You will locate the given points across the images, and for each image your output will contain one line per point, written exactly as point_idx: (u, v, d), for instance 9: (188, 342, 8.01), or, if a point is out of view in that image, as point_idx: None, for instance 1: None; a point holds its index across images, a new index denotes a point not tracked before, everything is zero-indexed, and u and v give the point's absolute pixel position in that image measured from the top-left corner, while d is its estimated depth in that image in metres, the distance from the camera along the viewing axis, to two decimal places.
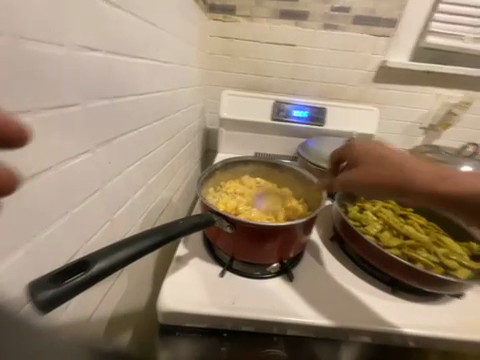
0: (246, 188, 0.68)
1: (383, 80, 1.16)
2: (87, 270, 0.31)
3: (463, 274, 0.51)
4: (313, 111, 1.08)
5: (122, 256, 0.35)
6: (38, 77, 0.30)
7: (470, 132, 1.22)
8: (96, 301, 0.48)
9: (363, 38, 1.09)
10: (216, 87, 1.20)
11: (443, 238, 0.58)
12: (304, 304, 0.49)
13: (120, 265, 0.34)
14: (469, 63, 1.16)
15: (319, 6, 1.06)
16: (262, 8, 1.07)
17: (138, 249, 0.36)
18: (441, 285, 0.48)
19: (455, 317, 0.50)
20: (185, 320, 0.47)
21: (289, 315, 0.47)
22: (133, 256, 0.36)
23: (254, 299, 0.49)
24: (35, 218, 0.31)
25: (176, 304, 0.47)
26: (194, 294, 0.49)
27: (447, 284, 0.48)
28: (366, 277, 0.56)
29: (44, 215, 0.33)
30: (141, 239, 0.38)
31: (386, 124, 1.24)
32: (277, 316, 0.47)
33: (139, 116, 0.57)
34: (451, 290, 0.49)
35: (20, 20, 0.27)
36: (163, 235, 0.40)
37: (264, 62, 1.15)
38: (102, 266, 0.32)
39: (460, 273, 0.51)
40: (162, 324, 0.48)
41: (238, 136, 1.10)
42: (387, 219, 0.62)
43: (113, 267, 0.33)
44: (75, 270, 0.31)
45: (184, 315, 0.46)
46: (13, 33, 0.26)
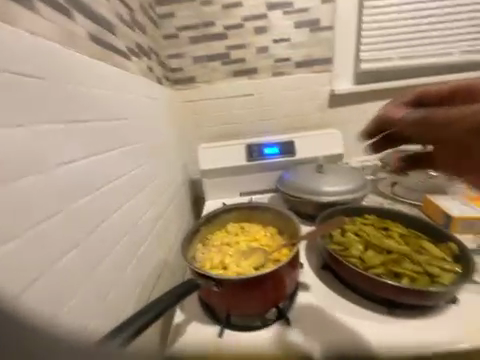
0: (232, 236, 0.71)
1: (337, 105, 1.30)
2: None
3: (447, 279, 0.53)
4: (282, 145, 1.17)
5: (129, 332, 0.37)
6: (22, 204, 0.35)
7: None
8: None
9: (308, 77, 1.26)
10: (193, 142, 1.33)
11: (424, 244, 0.61)
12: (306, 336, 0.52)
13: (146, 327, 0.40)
14: (405, 75, 1.32)
15: (264, 61, 1.24)
16: (217, 72, 1.25)
17: (156, 311, 0.42)
18: (431, 297, 0.50)
19: (454, 325, 0.52)
20: None
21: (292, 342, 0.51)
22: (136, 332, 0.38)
23: (257, 336, 0.53)
24: None
25: (184, 340, 0.53)
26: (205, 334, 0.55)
27: (435, 295, 0.50)
28: (362, 302, 0.58)
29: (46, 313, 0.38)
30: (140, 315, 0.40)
31: (352, 140, 1.35)
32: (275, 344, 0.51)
33: (120, 197, 0.63)
34: (443, 299, 0.51)
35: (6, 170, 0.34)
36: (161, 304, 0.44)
37: (230, 113, 1.30)
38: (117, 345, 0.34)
39: (444, 278, 0.53)
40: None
41: (221, 182, 1.18)
42: (368, 237, 0.64)
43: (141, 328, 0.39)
44: None
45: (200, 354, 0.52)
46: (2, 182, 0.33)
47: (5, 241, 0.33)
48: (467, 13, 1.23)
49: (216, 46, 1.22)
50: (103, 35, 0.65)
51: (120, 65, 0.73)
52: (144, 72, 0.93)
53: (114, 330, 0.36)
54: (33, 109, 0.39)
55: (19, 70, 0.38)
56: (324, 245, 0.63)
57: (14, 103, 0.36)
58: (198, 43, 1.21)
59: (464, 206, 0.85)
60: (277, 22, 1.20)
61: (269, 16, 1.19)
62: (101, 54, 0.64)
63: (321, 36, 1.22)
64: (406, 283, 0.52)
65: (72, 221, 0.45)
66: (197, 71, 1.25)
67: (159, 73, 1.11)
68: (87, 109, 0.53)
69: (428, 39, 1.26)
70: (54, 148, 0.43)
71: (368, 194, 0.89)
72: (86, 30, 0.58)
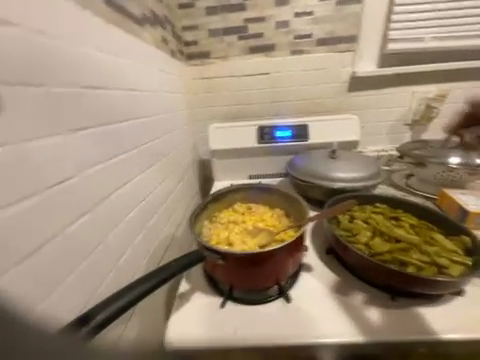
0: (239, 215, 0.72)
1: (357, 89, 1.23)
2: (106, 307, 0.38)
3: (456, 271, 0.51)
4: (296, 128, 1.13)
5: (134, 294, 0.42)
6: (33, 166, 0.36)
7: (456, 120, 1.24)
8: (117, 335, 0.53)
9: (329, 56, 1.18)
10: (204, 121, 1.30)
11: (435, 235, 0.59)
12: (305, 316, 0.53)
13: (147, 293, 0.44)
14: (436, 59, 1.21)
15: (283, 37, 1.17)
16: (233, 48, 1.19)
17: (155, 280, 0.46)
18: (436, 286, 0.49)
19: (458, 315, 0.51)
20: (188, 351, 0.51)
21: (292, 323, 0.52)
22: (142, 294, 0.43)
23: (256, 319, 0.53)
24: (54, 274, 0.39)
25: (178, 327, 0.53)
26: (195, 326, 0.53)
27: (441, 285, 0.49)
28: (365, 287, 0.58)
29: (61, 270, 0.40)
30: (146, 280, 0.44)
31: (370, 127, 1.29)
32: (273, 325, 0.51)
33: (130, 169, 0.64)
34: (449, 290, 0.50)
35: (18, 129, 0.34)
36: (161, 275, 0.46)
37: (243, 92, 1.25)
38: (117, 306, 0.39)
39: (454, 270, 0.52)
40: (171, 354, 0.52)
41: (230, 163, 1.17)
42: (377, 225, 0.63)
43: (141, 294, 0.43)
44: (99, 308, 0.38)
45: (186, 347, 0.50)
46: (18, 140, 0.34)
47: (20, 200, 0.34)
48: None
49: (233, 19, 1.15)
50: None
51: (133, 32, 0.70)
52: (158, 43, 0.90)
53: (121, 292, 0.41)
54: (48, 70, 0.39)
55: (32, 26, 0.36)
56: (330, 230, 0.63)
57: (29, 62, 0.36)
58: (214, 15, 1.15)
59: None
60: None
61: None
62: (115, 18, 0.61)
63: (348, 10, 1.12)
64: (412, 272, 0.51)
65: (83, 187, 0.46)
66: (212, 46, 1.19)
67: (173, 45, 1.07)
68: (100, 77, 0.52)
69: (469, 17, 1.13)
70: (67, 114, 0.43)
71: (381, 183, 0.86)
72: None
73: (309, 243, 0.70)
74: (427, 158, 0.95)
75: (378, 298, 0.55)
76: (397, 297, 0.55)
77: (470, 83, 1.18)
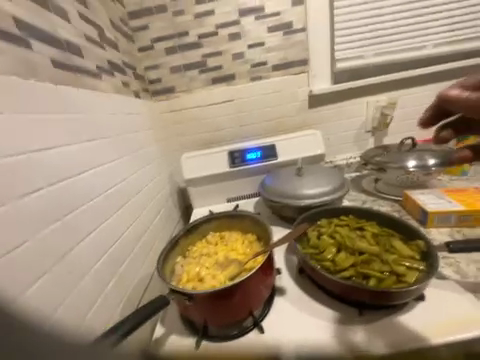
0: (211, 247, 0.73)
1: (316, 105, 1.32)
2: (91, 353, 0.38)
3: (413, 277, 0.54)
4: (264, 149, 1.17)
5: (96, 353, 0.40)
6: None
7: (409, 122, 1.35)
8: None
9: (286, 79, 1.27)
10: (177, 151, 1.34)
11: (394, 243, 0.62)
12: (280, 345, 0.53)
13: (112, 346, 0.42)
14: (382, 71, 1.33)
15: (241, 67, 1.25)
16: (195, 81, 1.26)
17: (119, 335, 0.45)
18: (396, 297, 0.51)
19: (423, 321, 0.53)
20: None
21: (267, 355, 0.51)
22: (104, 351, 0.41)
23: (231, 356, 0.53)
24: None
25: None
26: None
27: (399, 295, 0.51)
28: (335, 304, 0.59)
29: None
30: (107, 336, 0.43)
31: (335, 138, 1.36)
32: None
33: (95, 218, 0.64)
34: (408, 298, 0.52)
35: None
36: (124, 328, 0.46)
37: (211, 120, 1.31)
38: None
39: (410, 276, 0.54)
40: None
41: (206, 189, 1.19)
42: (341, 239, 0.66)
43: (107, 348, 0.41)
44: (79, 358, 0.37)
45: None
46: None
47: None
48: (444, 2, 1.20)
49: (192, 56, 1.23)
50: (69, 59, 0.66)
51: (89, 84, 0.74)
52: (119, 89, 0.94)
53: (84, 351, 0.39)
54: None
55: None
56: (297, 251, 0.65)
57: None
58: (174, 54, 1.22)
59: (441, 200, 0.85)
60: (251, 27, 1.19)
61: (242, 22, 1.18)
62: (67, 78, 0.64)
63: (296, 38, 1.22)
64: (372, 285, 0.53)
65: (38, 250, 0.46)
66: (176, 82, 1.26)
67: (137, 86, 1.12)
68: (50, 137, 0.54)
69: (406, 31, 1.23)
70: (14, 182, 0.43)
71: (346, 194, 0.90)
72: (46, 56, 0.58)
73: (283, 265, 0.71)
74: (386, 164, 1.02)
75: (348, 314, 0.56)
76: (365, 311, 0.56)
77: (415, 89, 1.30)
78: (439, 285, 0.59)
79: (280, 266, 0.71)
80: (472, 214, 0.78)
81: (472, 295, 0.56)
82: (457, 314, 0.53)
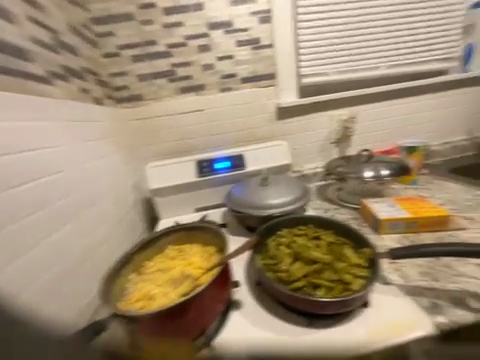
0: (169, 261, 0.70)
1: (285, 116, 1.37)
2: None
3: (357, 285, 0.57)
4: (232, 159, 1.18)
5: None
6: None
7: (370, 136, 1.43)
8: None
9: (254, 92, 1.31)
10: (145, 160, 1.29)
11: (345, 251, 0.65)
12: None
13: None
14: (343, 87, 1.41)
15: (211, 77, 1.26)
16: (164, 89, 1.25)
17: None
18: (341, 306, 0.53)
19: (366, 328, 0.55)
20: None
21: None
22: None
23: None
24: None
25: None
26: None
27: (344, 304, 0.53)
28: (288, 315, 0.60)
29: None
30: None
31: (302, 148, 1.42)
32: None
33: (38, 232, 0.60)
34: (351, 306, 0.54)
35: None
36: None
37: (181, 129, 1.30)
38: None
39: (355, 284, 0.57)
40: None
41: (174, 199, 1.16)
42: (298, 249, 0.67)
43: None
44: None
45: None
46: None
47: None
48: (398, 28, 1.32)
49: (160, 64, 1.22)
50: (12, 64, 0.62)
51: (36, 91, 0.69)
52: (76, 95, 0.89)
53: None
54: None
55: None
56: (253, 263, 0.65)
57: None
58: (141, 62, 1.20)
59: (392, 207, 0.91)
60: (220, 40, 1.22)
61: (211, 35, 1.21)
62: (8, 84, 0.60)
63: (263, 53, 1.26)
64: (321, 296, 0.55)
65: None
66: (144, 89, 1.23)
67: (99, 93, 1.08)
68: None
69: (366, 51, 1.32)
70: None
71: (307, 203, 0.95)
72: None
73: (242, 276, 0.71)
74: (347, 174, 1.10)
75: (298, 325, 0.57)
76: (314, 321, 0.58)
77: (374, 105, 1.40)
78: (385, 290, 0.63)
79: (239, 277, 0.70)
80: (417, 221, 0.84)
81: (412, 298, 0.60)
82: (398, 320, 0.56)
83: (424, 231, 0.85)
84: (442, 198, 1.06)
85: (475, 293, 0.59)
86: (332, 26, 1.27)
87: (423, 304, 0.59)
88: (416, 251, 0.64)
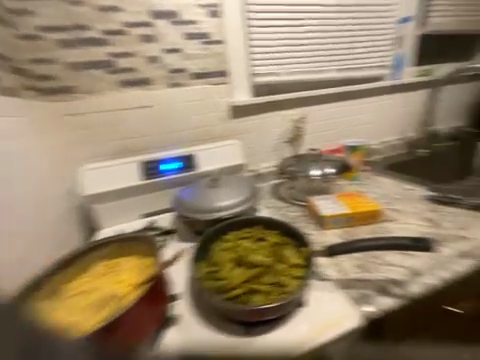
0: (101, 280, 0.66)
1: (239, 115, 1.35)
2: None
3: (293, 286, 0.57)
4: (183, 159, 1.11)
5: None
6: None
7: (318, 136, 1.52)
8: None
9: (206, 89, 1.25)
10: (81, 161, 1.13)
11: (286, 252, 0.65)
12: None
13: None
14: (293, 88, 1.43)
15: (157, 71, 1.16)
16: (102, 82, 1.10)
17: None
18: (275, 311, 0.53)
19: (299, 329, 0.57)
20: None
21: None
22: None
23: None
24: None
25: None
26: None
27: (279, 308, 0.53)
28: (227, 326, 0.58)
29: None
30: None
31: (257, 148, 1.43)
32: None
33: None
34: (285, 309, 0.54)
35: None
36: None
37: (125, 127, 1.17)
38: None
39: (292, 285, 0.58)
40: None
41: (116, 205, 1.05)
42: (240, 255, 0.65)
43: None
44: None
45: None
46: None
47: None
48: (342, 35, 1.40)
49: (96, 53, 1.07)
50: None
51: None
52: None
53: None
54: None
55: None
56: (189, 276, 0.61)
57: None
58: (70, 48, 1.03)
59: (335, 204, 0.96)
60: (165, 31, 1.12)
61: (155, 24, 1.11)
62: None
63: (213, 48, 1.21)
64: (256, 303, 0.54)
65: None
66: (75, 80, 1.07)
67: (13, 83, 0.90)
68: None
69: (315, 54, 1.38)
70: None
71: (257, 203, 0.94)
72: None
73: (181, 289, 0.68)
74: (296, 173, 1.14)
75: (236, 335, 0.56)
76: (252, 328, 0.57)
77: (321, 106, 1.47)
78: (321, 286, 0.65)
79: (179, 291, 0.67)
80: (354, 216, 0.91)
81: (345, 291, 0.64)
82: (329, 316, 0.58)
83: (361, 224, 0.92)
84: (378, 193, 1.16)
85: (397, 280, 0.66)
86: (283, 27, 1.28)
87: (354, 295, 0.63)
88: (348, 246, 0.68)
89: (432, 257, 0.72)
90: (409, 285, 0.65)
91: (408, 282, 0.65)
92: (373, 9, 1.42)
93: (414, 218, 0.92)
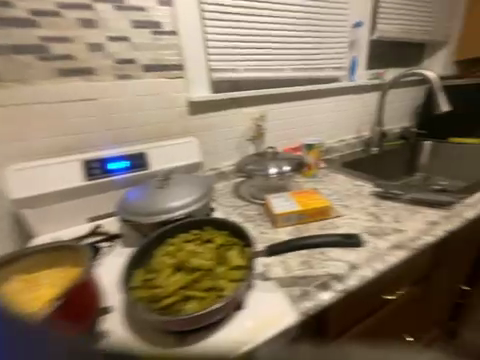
0: (21, 294, 0.61)
1: (197, 112, 1.29)
2: None
3: (229, 289, 0.55)
4: (132, 159, 1.04)
5: None
6: None
7: (279, 134, 1.54)
8: None
9: (160, 82, 1.17)
10: (10, 161, 0.99)
11: (229, 255, 0.64)
12: None
13: None
14: (250, 86, 1.45)
15: (101, 61, 1.05)
16: (32, 69, 0.96)
17: None
18: (206, 317, 0.50)
19: (231, 333, 0.56)
20: None
21: None
22: None
23: None
24: None
25: None
26: None
27: (210, 314, 0.51)
28: (160, 337, 0.55)
29: None
30: None
31: (218, 146, 1.40)
32: None
33: None
34: (218, 315, 0.52)
35: None
36: None
37: (64, 121, 1.05)
38: None
39: (228, 289, 0.56)
40: None
41: (54, 210, 0.95)
42: (180, 260, 0.62)
43: None
44: None
45: None
46: None
47: None
48: (300, 35, 1.43)
49: (23, 36, 0.93)
50: None
51: None
52: None
53: None
54: None
55: None
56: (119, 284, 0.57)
57: None
58: None
59: (288, 202, 0.97)
60: (109, 16, 1.02)
61: (96, 8, 1.00)
62: None
63: (165, 40, 1.14)
64: (188, 310, 0.51)
65: None
66: None
67: None
68: None
69: (274, 53, 1.38)
70: None
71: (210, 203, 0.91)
72: None
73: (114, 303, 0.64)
74: (254, 171, 1.13)
75: (167, 346, 0.54)
76: (186, 336, 0.55)
77: (282, 105, 1.49)
78: (261, 287, 0.65)
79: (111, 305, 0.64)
80: (305, 213, 0.93)
81: (286, 290, 0.64)
82: (262, 316, 0.58)
83: (311, 221, 0.94)
84: (331, 190, 1.22)
85: (336, 275, 0.68)
86: (241, 22, 1.25)
87: (295, 293, 0.63)
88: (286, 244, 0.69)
89: (370, 250, 0.76)
90: (348, 279, 0.67)
91: (346, 276, 0.67)
92: (329, 11, 1.47)
93: (360, 213, 0.98)
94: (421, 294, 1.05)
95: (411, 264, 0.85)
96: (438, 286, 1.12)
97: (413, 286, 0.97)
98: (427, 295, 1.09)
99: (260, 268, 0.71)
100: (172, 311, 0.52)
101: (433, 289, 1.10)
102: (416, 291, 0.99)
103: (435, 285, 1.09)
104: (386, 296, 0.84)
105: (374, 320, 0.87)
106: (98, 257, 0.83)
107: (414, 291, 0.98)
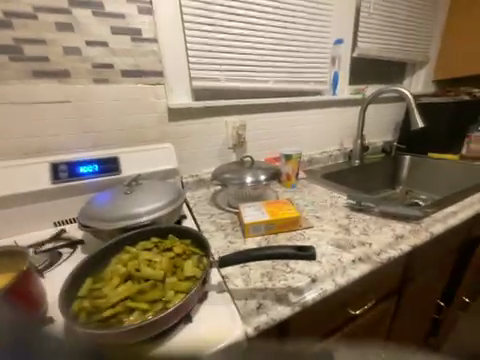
0: None
1: (177, 118, 1.29)
2: None
3: (176, 301, 0.54)
4: (103, 163, 1.03)
5: None
6: None
7: (261, 143, 1.55)
8: None
9: (139, 87, 1.17)
10: None
11: (184, 265, 0.62)
12: None
13: None
14: (230, 95, 1.49)
15: (78, 64, 1.05)
16: (3, 69, 0.95)
17: None
18: (145, 330, 0.49)
19: (173, 347, 0.53)
20: None
21: None
22: None
23: None
24: None
25: None
26: None
27: (151, 327, 0.49)
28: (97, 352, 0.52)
29: None
30: None
31: (198, 153, 1.39)
32: None
33: None
34: (159, 328, 0.50)
35: None
36: None
37: (35, 123, 1.03)
38: None
39: (175, 300, 0.54)
40: None
41: (14, 213, 0.91)
42: (132, 269, 0.60)
43: None
44: None
45: None
46: None
47: None
48: (281, 48, 1.47)
49: None
50: None
51: None
52: None
53: None
54: None
55: None
56: (61, 293, 0.54)
57: None
58: None
59: (259, 211, 0.97)
60: (87, 21, 1.03)
61: (75, 12, 1.01)
62: None
63: (146, 47, 1.15)
64: (128, 322, 0.50)
65: None
66: None
67: None
68: None
69: (255, 64, 1.42)
70: None
71: (178, 211, 0.89)
72: None
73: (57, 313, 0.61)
74: (229, 180, 1.13)
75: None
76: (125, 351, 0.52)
77: (263, 115, 1.51)
78: (215, 300, 0.63)
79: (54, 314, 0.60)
80: (275, 223, 0.92)
81: (242, 303, 0.62)
82: (209, 330, 0.56)
83: (281, 231, 0.93)
84: (307, 201, 1.22)
85: (295, 287, 0.66)
86: (223, 34, 1.29)
87: (250, 306, 0.61)
88: (249, 255, 0.74)
89: (334, 262, 0.75)
90: (306, 292, 0.66)
91: (305, 289, 0.66)
92: (310, 28, 1.52)
93: (330, 225, 0.98)
94: (393, 308, 1.04)
95: (377, 278, 0.85)
96: (412, 300, 1.12)
97: (384, 300, 0.96)
98: (400, 309, 1.08)
99: (219, 279, 0.69)
100: (113, 323, 0.50)
101: (406, 304, 1.09)
102: (387, 305, 0.98)
103: (408, 299, 1.08)
104: (352, 311, 0.83)
105: (341, 335, 0.85)
106: (53, 265, 0.78)
107: (385, 306, 0.97)
